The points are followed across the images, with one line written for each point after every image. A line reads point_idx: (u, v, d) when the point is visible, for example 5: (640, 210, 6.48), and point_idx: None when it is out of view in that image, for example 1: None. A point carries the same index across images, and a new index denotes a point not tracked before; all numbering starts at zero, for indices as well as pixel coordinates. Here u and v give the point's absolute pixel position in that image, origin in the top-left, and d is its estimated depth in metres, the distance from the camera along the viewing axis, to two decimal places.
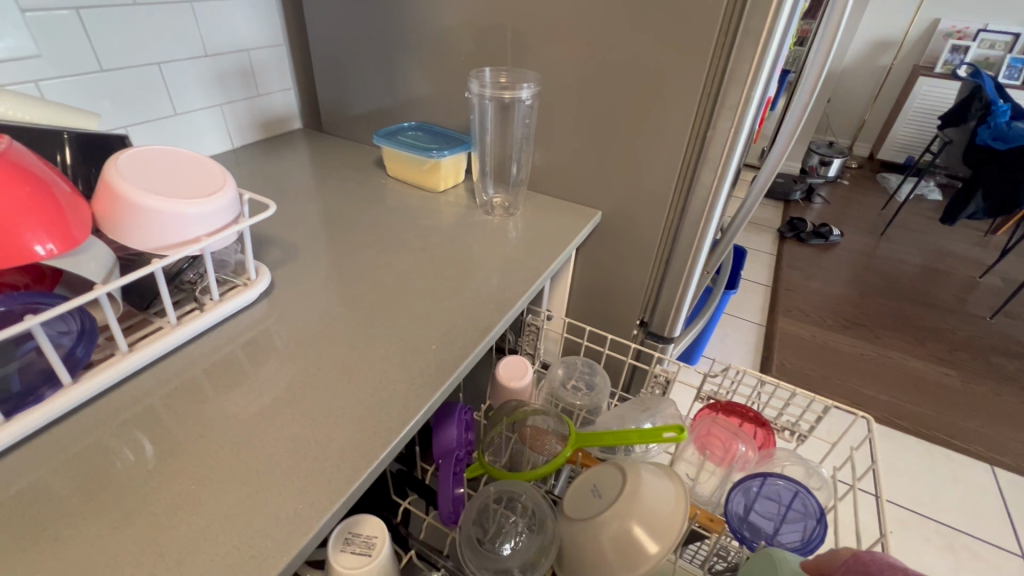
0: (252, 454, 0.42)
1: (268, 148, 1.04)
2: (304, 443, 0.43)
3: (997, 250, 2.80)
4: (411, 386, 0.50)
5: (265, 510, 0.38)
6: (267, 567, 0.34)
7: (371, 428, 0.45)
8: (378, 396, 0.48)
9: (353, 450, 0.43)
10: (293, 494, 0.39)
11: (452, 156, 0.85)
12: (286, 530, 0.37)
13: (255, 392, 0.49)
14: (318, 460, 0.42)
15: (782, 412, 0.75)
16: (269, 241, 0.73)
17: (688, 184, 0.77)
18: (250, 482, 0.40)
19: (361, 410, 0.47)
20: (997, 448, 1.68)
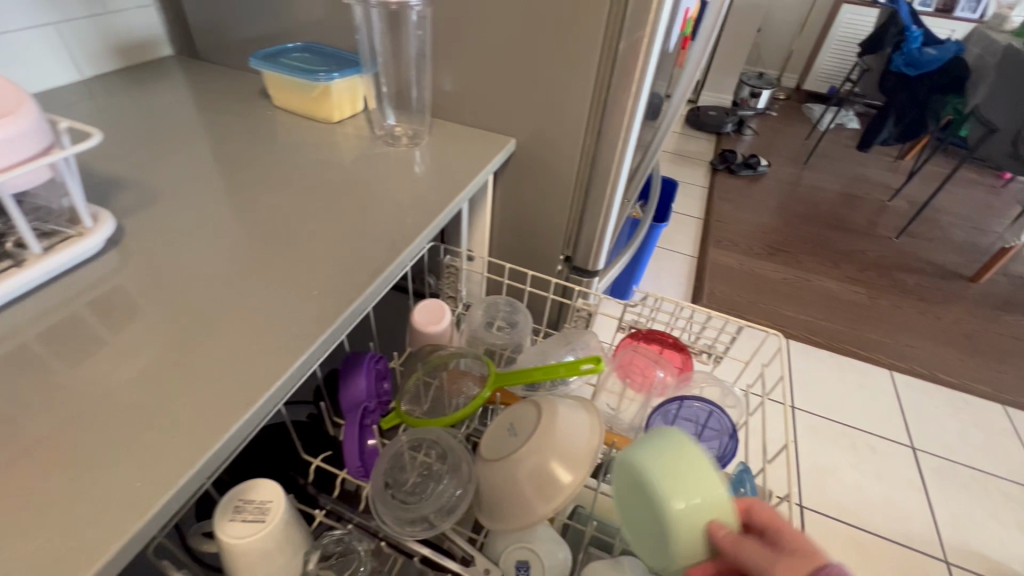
0: (84, 428, 0.36)
1: (129, 78, 0.88)
2: (154, 410, 0.38)
3: (905, 175, 2.99)
4: (287, 337, 0.44)
5: (97, 491, 0.33)
6: (93, 556, 0.29)
7: (235, 388, 0.40)
8: (247, 351, 0.43)
9: (210, 413, 0.37)
10: (132, 469, 0.34)
11: (344, 80, 0.75)
12: (121, 510, 0.32)
13: (95, 357, 0.42)
14: (168, 428, 0.36)
15: (699, 336, 0.76)
16: (124, 184, 0.62)
17: (603, 105, 0.72)
18: (80, 460, 0.34)
19: (225, 368, 0.41)
20: (896, 355, 1.85)
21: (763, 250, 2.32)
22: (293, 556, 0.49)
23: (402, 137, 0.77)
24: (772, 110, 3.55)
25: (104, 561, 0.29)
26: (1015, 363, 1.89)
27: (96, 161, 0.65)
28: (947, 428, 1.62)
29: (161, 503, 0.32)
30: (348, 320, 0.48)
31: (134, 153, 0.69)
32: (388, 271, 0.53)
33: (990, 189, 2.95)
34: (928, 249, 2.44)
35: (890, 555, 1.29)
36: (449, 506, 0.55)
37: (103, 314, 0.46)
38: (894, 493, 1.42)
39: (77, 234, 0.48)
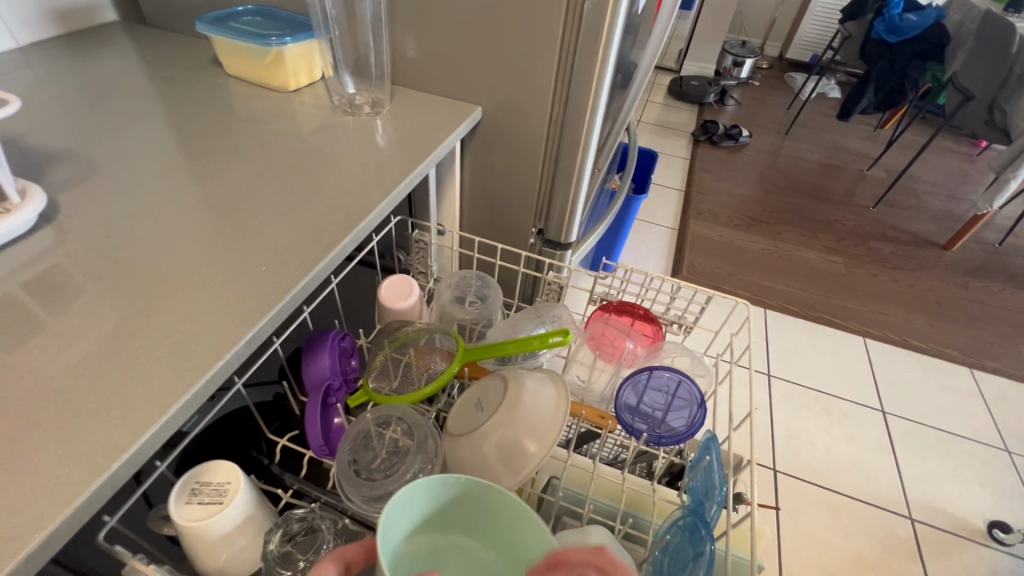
0: (8, 415, 0.34)
1: (70, 45, 0.83)
2: (88, 393, 0.36)
3: (883, 144, 3.00)
4: (232, 315, 0.42)
5: (25, 477, 0.31)
6: (19, 545, 0.28)
7: (176, 368, 0.38)
8: (188, 331, 0.41)
9: (145, 396, 0.36)
10: (60, 456, 0.32)
11: (297, 44, 0.71)
12: (50, 497, 0.31)
13: (23, 341, 0.39)
14: (99, 412, 0.35)
15: (670, 307, 0.75)
16: (61, 158, 0.59)
17: (571, 70, 0.69)
18: (7, 446, 0.33)
19: (166, 348, 0.39)
20: (869, 323, 1.89)
21: (743, 221, 2.33)
22: (254, 536, 0.49)
23: (362, 106, 0.74)
24: (754, 80, 3.52)
25: (31, 548, 0.28)
26: (983, 328, 1.95)
27: (31, 133, 0.61)
28: (916, 392, 1.67)
29: (93, 488, 0.31)
30: (298, 297, 0.46)
31: (73, 124, 0.65)
32: (344, 245, 0.51)
33: (966, 157, 2.98)
34: (904, 218, 2.47)
35: (858, 514, 1.34)
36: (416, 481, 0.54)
37: (36, 294, 0.43)
38: (864, 455, 1.46)
39: (3, 210, 0.45)
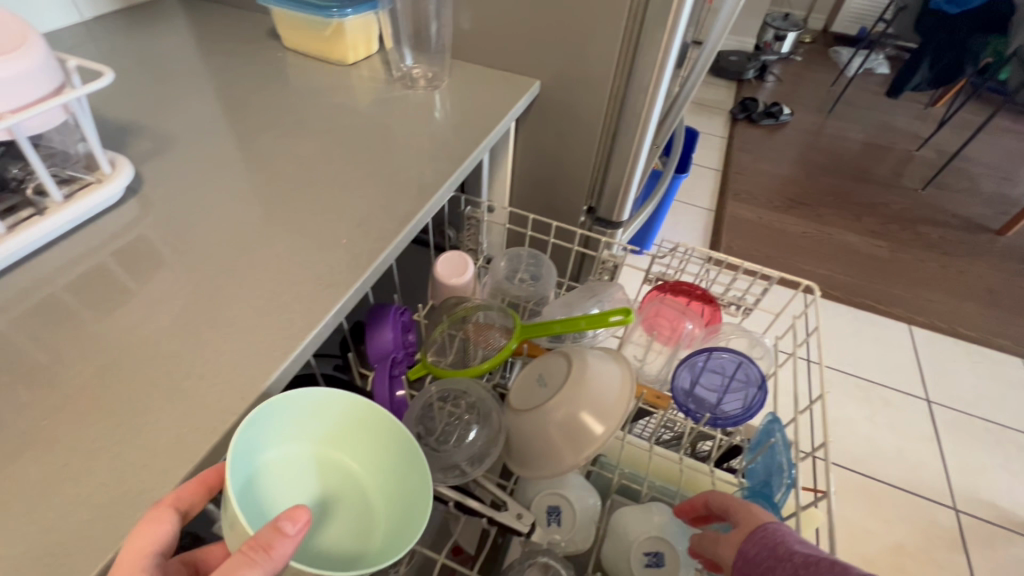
0: (122, 377, 0.36)
1: (130, 19, 0.84)
2: (191, 359, 0.38)
3: (935, 123, 2.85)
4: (318, 288, 0.43)
5: (143, 438, 0.33)
6: (147, 501, 0.31)
7: (270, 338, 0.39)
8: (278, 302, 0.42)
9: (245, 364, 0.38)
10: (175, 418, 0.34)
11: (357, 16, 0.70)
12: (170, 457, 0.33)
13: (124, 307, 0.41)
14: (205, 378, 0.37)
15: (729, 288, 0.74)
16: (135, 130, 0.60)
17: (635, 44, 0.67)
18: (124, 408, 0.35)
19: (258, 318, 0.41)
20: (916, 309, 1.83)
21: (783, 203, 2.25)
22: None
23: (419, 79, 0.73)
24: (797, 54, 3.37)
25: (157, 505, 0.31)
26: None
27: (105, 106, 0.63)
28: (963, 382, 1.61)
29: (207, 451, 0.33)
30: (376, 272, 0.47)
31: (143, 96, 0.66)
32: (415, 222, 0.52)
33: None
34: (955, 202, 2.35)
35: (899, 502, 1.32)
36: (480, 454, 0.55)
37: (129, 262, 0.45)
38: (907, 444, 1.43)
39: (96, 182, 0.46)
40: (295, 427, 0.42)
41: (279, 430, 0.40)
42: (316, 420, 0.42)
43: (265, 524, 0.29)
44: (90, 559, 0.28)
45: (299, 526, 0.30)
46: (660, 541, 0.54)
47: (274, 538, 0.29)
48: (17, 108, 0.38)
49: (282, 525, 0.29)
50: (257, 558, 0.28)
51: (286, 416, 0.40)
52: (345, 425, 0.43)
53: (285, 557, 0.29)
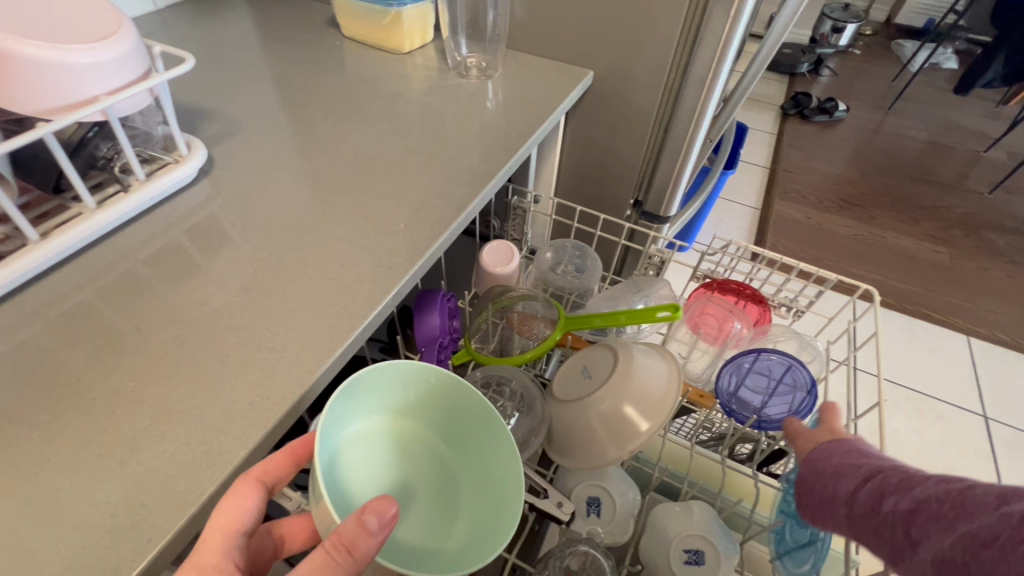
0: (197, 347, 0.38)
1: (198, 8, 0.87)
2: (260, 334, 0.39)
3: (1007, 122, 2.66)
4: (377, 270, 0.45)
5: (220, 406, 0.35)
6: (223, 464, 0.33)
7: (332, 317, 0.41)
8: (339, 282, 0.44)
9: (310, 340, 0.39)
10: (247, 388, 0.36)
11: (415, 5, 0.71)
12: (242, 425, 0.34)
13: (198, 281, 0.43)
14: (274, 351, 0.38)
15: (780, 289, 0.72)
16: (206, 114, 0.63)
17: (695, 32, 0.65)
18: (201, 376, 0.37)
19: (321, 297, 0.42)
20: (975, 320, 1.73)
21: (834, 203, 2.16)
22: None
23: (473, 68, 0.74)
24: (856, 47, 3.20)
25: (230, 469, 0.33)
26: None
27: (178, 90, 0.66)
28: None
29: (275, 422, 0.35)
30: (430, 260, 0.47)
31: (212, 82, 0.69)
32: (470, 210, 0.52)
33: None
34: None
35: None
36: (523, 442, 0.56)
37: (204, 239, 0.47)
38: (960, 461, 1.36)
39: (174, 161, 0.49)
40: (384, 400, 0.44)
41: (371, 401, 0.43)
42: (405, 396, 0.45)
43: (351, 518, 0.31)
44: (173, 515, 0.30)
45: (385, 523, 0.31)
46: (700, 539, 0.53)
47: (358, 534, 0.30)
48: (111, 90, 0.40)
49: (367, 521, 0.31)
50: (341, 556, 0.30)
51: (381, 389, 0.43)
52: (434, 405, 0.46)
53: (368, 553, 0.31)
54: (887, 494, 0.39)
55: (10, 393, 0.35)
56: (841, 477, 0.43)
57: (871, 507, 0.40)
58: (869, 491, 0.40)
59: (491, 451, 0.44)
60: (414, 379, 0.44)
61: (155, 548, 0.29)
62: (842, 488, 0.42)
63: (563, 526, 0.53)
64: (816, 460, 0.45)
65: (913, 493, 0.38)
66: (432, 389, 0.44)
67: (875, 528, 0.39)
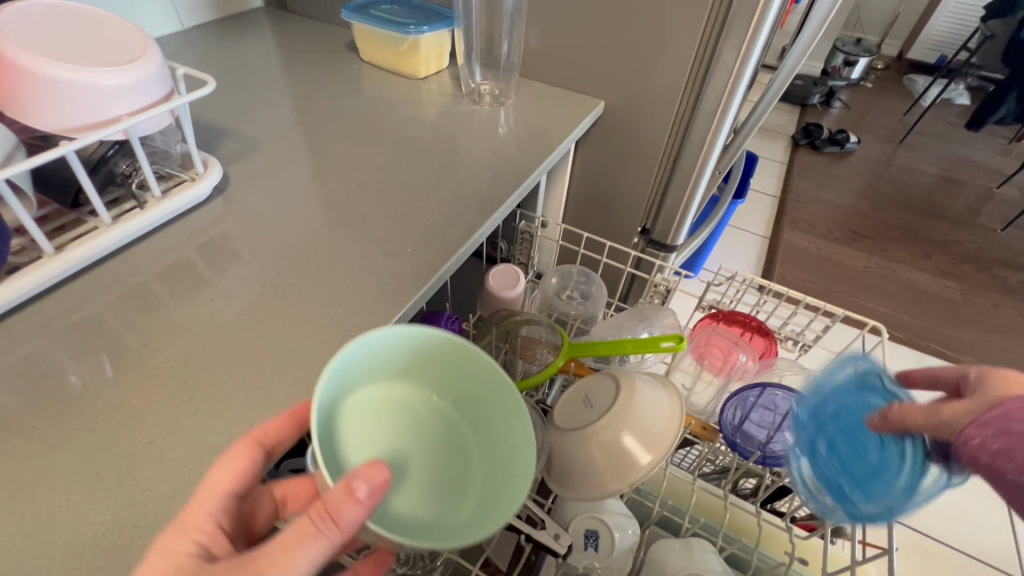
0: (201, 365, 0.39)
1: (224, 30, 0.90)
2: (264, 354, 0.40)
3: (1019, 159, 2.66)
4: (383, 294, 0.45)
5: (221, 425, 0.36)
6: None
7: (336, 338, 0.41)
8: (345, 304, 0.44)
9: (313, 362, 0.40)
10: (247, 408, 0.36)
11: (432, 33, 0.73)
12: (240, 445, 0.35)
13: (205, 299, 0.44)
14: (276, 372, 0.39)
15: (786, 322, 0.71)
16: (224, 132, 0.64)
17: (706, 66, 0.66)
18: (204, 395, 0.37)
19: (326, 319, 0.43)
20: (988, 358, 1.70)
21: (844, 234, 2.15)
22: None
23: (486, 94, 0.75)
24: (868, 81, 3.23)
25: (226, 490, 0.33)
26: None
27: (199, 109, 0.68)
28: None
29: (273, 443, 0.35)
30: (435, 284, 0.48)
31: (232, 101, 0.70)
32: (474, 237, 0.52)
33: None
34: None
35: (959, 565, 1.22)
36: None
37: (214, 256, 0.48)
38: (973, 504, 1.32)
39: (190, 179, 0.50)
40: (389, 364, 0.42)
41: (375, 364, 0.41)
42: (410, 357, 0.43)
43: (340, 484, 0.29)
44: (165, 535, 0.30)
45: (374, 491, 0.29)
46: None
47: (345, 502, 0.29)
48: (134, 111, 0.41)
49: (355, 488, 0.29)
50: (325, 525, 0.28)
51: (384, 351, 0.41)
52: (442, 369, 0.43)
53: (353, 522, 0.29)
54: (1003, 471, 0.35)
55: (16, 404, 0.36)
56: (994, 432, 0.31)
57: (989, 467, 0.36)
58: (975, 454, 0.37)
59: (510, 425, 0.42)
60: (421, 340, 0.41)
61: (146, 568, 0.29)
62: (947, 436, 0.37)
63: (560, 558, 0.52)
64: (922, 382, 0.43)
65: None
66: (439, 348, 0.42)
67: None
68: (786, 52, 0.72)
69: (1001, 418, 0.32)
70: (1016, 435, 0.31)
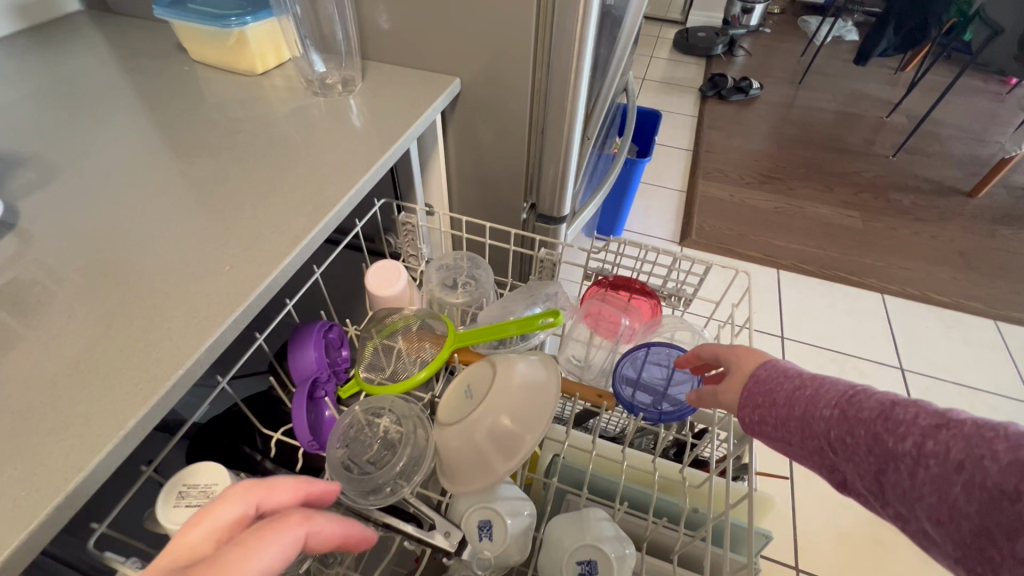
0: None
1: (35, 39, 0.81)
2: (70, 396, 0.39)
3: (905, 87, 2.87)
4: (197, 320, 0.44)
5: (8, 484, 0.34)
6: None
7: (146, 370, 0.40)
8: (148, 336, 0.43)
9: (113, 402, 0.38)
10: (29, 468, 0.35)
11: (259, 23, 0.69)
12: (36, 494, 0.34)
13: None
14: (68, 418, 0.37)
15: (666, 278, 0.74)
16: (21, 161, 0.58)
17: (551, 30, 0.65)
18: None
19: (129, 356, 0.41)
20: (888, 278, 1.86)
21: (755, 179, 2.28)
22: None
23: (334, 85, 0.72)
24: (764, 27, 3.36)
25: (17, 542, 0.32)
26: (1009, 278, 1.90)
27: None
28: (938, 350, 1.64)
29: (69, 487, 0.34)
30: (279, 280, 0.49)
31: (51, 123, 0.64)
32: (305, 246, 0.52)
33: (992, 96, 2.84)
34: (927, 166, 2.38)
35: None
36: (408, 473, 0.54)
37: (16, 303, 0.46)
38: None
39: None
40: None
41: None
42: None
43: None
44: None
45: None
46: (593, 548, 0.52)
47: None
48: None
49: None
50: None
51: None
52: None
53: None
54: (860, 399, 0.43)
55: None
56: (772, 372, 0.49)
57: (805, 403, 0.45)
58: (875, 481, 0.41)
59: None
60: None
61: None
62: (836, 449, 0.43)
63: (449, 557, 0.50)
64: (744, 394, 0.49)
65: (908, 474, 0.39)
66: None
67: (908, 519, 0.39)
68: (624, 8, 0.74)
69: (746, 371, 0.51)
70: (767, 407, 0.47)
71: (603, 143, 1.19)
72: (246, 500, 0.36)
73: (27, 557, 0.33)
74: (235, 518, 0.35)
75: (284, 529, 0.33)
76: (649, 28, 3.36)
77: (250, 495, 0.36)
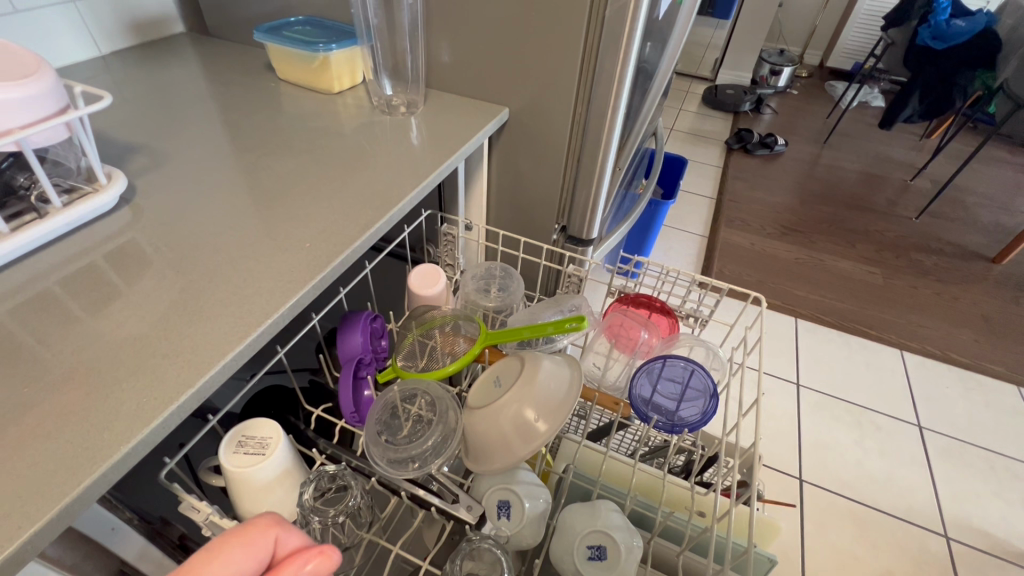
0: (94, 355, 0.43)
1: (147, 53, 0.94)
2: (177, 331, 0.46)
3: (929, 153, 2.93)
4: (277, 288, 0.51)
5: (130, 392, 0.41)
6: (109, 449, 0.37)
7: (239, 319, 0.48)
8: (236, 297, 0.50)
9: (206, 345, 0.45)
10: (135, 390, 0.41)
11: (342, 51, 0.80)
12: (153, 402, 0.41)
13: (114, 292, 0.49)
14: (169, 354, 0.44)
15: (684, 301, 0.79)
16: (135, 148, 0.68)
17: (593, 71, 0.73)
18: (114, 371, 0.42)
19: (220, 310, 0.48)
20: (906, 335, 1.87)
21: (776, 230, 2.34)
22: (292, 488, 0.55)
23: (398, 107, 0.82)
24: (792, 88, 3.50)
25: (132, 441, 0.38)
26: None
27: (110, 128, 0.71)
28: (958, 411, 1.63)
29: (170, 406, 0.41)
30: (346, 261, 0.56)
31: (160, 120, 0.75)
32: (368, 236, 0.59)
33: (1018, 168, 2.88)
34: (950, 230, 2.41)
35: (900, 537, 1.30)
36: (436, 451, 0.59)
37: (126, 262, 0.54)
38: (897, 470, 1.43)
39: (93, 190, 0.55)
40: None
41: None
42: None
43: None
44: (77, 477, 0.36)
45: None
46: (602, 535, 0.55)
47: None
48: (26, 124, 0.46)
49: None
50: None
51: None
52: None
53: None
54: None
55: None
56: None
57: None
58: None
59: None
60: None
61: (66, 497, 0.35)
62: None
63: (470, 529, 0.55)
64: None
65: None
66: None
67: None
68: (659, 57, 0.83)
69: None
70: None
71: (630, 181, 1.27)
72: (257, 551, 0.35)
73: (129, 462, 0.39)
74: (252, 555, 0.35)
75: (306, 563, 0.35)
76: (680, 83, 3.53)
77: (270, 530, 0.37)
